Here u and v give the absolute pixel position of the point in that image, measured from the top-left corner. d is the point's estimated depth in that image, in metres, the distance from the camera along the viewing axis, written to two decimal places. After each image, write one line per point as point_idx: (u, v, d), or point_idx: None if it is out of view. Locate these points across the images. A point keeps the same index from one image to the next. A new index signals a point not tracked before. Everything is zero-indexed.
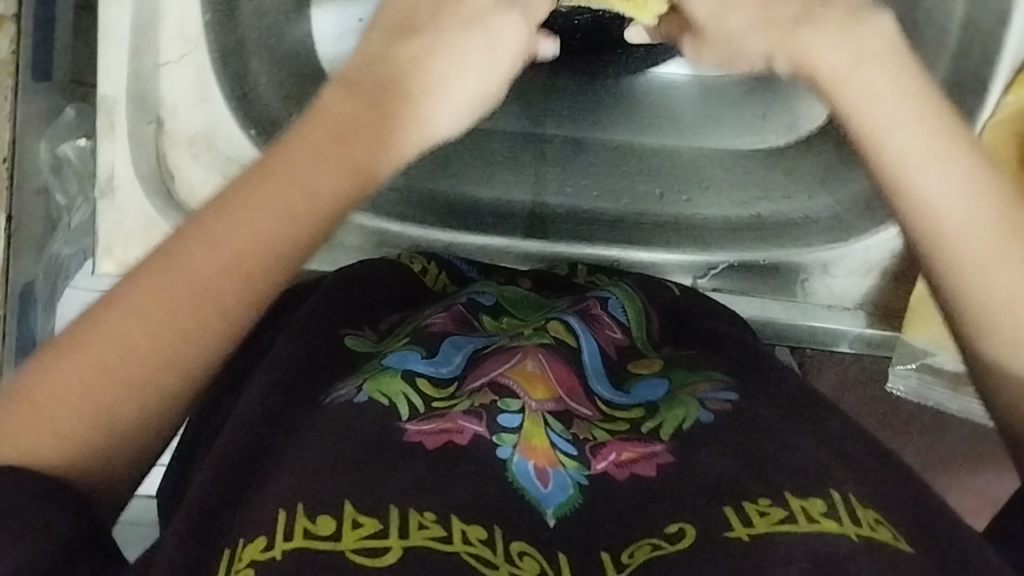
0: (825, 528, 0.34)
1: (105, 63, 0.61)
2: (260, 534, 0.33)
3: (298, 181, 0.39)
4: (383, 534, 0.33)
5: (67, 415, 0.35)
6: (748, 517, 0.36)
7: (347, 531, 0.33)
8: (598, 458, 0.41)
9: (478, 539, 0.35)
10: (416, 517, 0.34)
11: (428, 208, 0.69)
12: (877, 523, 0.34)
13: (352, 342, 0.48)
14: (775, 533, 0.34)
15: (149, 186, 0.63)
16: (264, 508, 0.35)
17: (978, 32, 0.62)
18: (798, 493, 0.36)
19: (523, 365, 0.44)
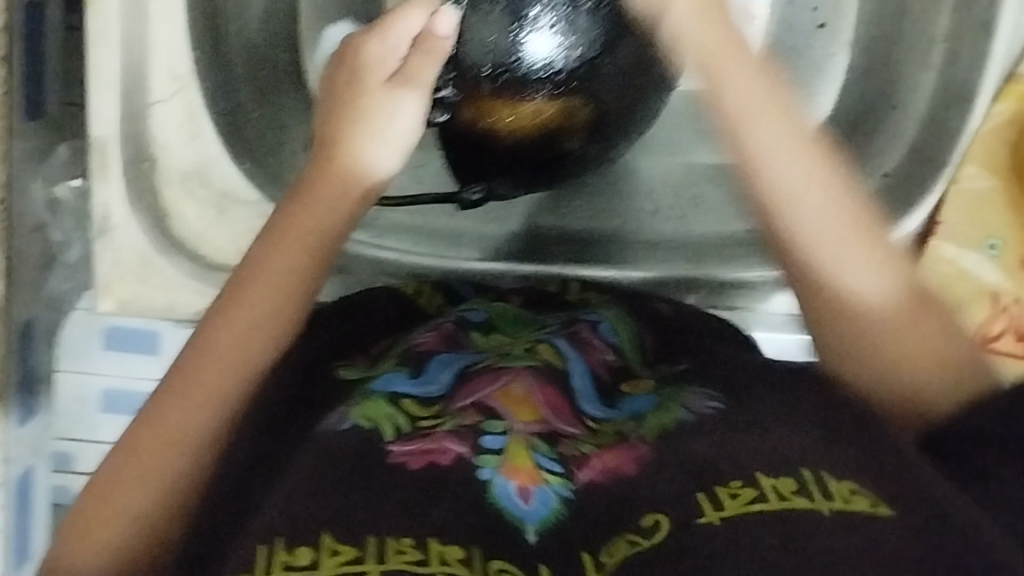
0: (795, 505, 0.35)
1: (97, 107, 0.61)
2: (243, 570, 0.34)
3: (257, 295, 0.46)
4: (361, 561, 0.35)
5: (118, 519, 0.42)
6: (721, 501, 0.37)
7: (324, 562, 0.35)
8: (584, 468, 0.41)
9: (455, 559, 0.36)
10: (393, 545, 0.36)
11: (428, 235, 0.69)
12: (852, 493, 0.34)
13: (343, 371, 0.50)
14: (745, 515, 0.36)
15: (146, 224, 0.63)
16: (245, 549, 0.35)
17: (965, 44, 0.63)
18: (769, 473, 0.37)
19: (509, 388, 0.44)
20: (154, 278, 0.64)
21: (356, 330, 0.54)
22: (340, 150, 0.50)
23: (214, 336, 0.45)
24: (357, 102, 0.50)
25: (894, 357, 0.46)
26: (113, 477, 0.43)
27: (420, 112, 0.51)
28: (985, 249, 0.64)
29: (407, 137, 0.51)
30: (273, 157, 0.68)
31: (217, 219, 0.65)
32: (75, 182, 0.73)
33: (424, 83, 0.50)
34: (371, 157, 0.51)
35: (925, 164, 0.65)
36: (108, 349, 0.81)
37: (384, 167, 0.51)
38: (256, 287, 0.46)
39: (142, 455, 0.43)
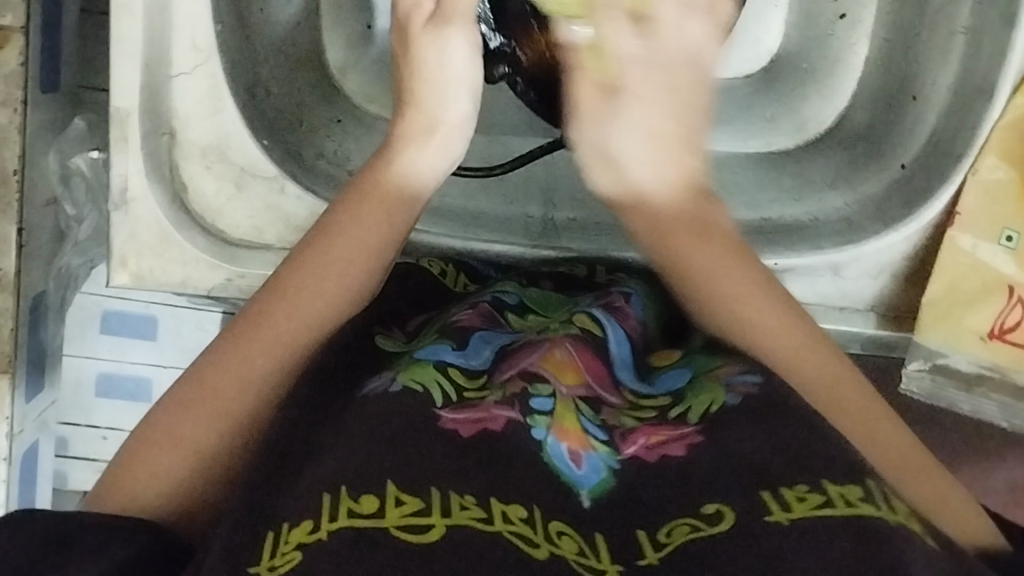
0: (864, 512, 0.34)
1: (117, 77, 0.60)
2: (307, 519, 0.34)
3: (343, 248, 0.49)
4: (425, 513, 0.34)
5: (170, 454, 0.43)
6: (787, 504, 0.36)
7: (390, 509, 0.34)
8: (628, 442, 0.42)
9: (519, 518, 0.36)
10: (458, 500, 0.35)
11: (451, 219, 0.68)
12: (910, 515, 0.35)
13: (383, 342, 0.51)
14: (813, 517, 0.35)
15: (163, 197, 0.62)
16: (305, 499, 0.35)
17: (985, 37, 0.63)
18: (835, 480, 0.37)
19: (553, 354, 0.45)
20: (169, 251, 0.62)
21: (388, 305, 0.54)
22: (412, 110, 0.53)
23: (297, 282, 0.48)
24: (408, 56, 0.54)
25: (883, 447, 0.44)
26: (149, 433, 0.44)
27: (468, 44, 0.54)
28: (1001, 241, 0.64)
29: (464, 81, 0.54)
30: (293, 135, 0.68)
31: (235, 194, 0.64)
32: (92, 153, 0.72)
33: (462, 17, 0.53)
34: (437, 107, 0.53)
35: (945, 155, 0.64)
36: (105, 334, 0.87)
37: (456, 110, 0.54)
38: (302, 283, 0.48)
39: (210, 391, 0.45)
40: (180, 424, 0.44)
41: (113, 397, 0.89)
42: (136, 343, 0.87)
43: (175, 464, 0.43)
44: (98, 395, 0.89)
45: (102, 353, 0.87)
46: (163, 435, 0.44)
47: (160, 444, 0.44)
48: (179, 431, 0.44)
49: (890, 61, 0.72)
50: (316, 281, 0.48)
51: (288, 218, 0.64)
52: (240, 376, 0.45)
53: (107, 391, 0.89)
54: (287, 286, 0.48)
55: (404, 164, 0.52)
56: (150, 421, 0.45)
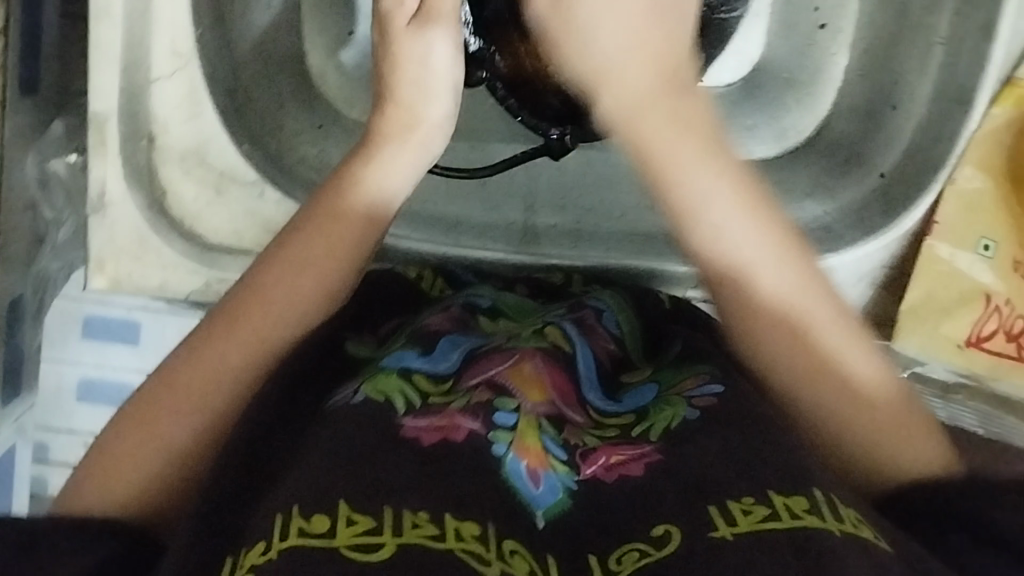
0: (809, 524, 0.35)
1: (97, 81, 0.60)
2: (259, 541, 0.34)
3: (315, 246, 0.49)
4: (377, 532, 0.34)
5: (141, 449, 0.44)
6: (734, 518, 0.36)
7: (341, 529, 0.34)
8: (587, 463, 0.42)
9: (472, 535, 0.35)
10: (410, 517, 0.35)
11: (437, 225, 0.69)
12: (857, 521, 0.35)
13: (355, 348, 0.51)
14: (761, 530, 0.35)
15: (142, 202, 0.62)
16: (263, 517, 0.35)
17: (964, 48, 0.64)
18: (782, 491, 0.37)
19: (520, 368, 0.45)
20: (148, 256, 0.63)
21: (365, 311, 0.54)
22: (393, 107, 0.53)
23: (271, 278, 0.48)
24: (390, 54, 0.53)
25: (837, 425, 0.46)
26: (122, 428, 0.45)
27: (449, 46, 0.53)
28: (979, 250, 0.64)
29: (448, 78, 0.53)
30: (273, 140, 0.68)
31: (215, 199, 0.64)
32: (70, 156, 0.72)
33: (447, 17, 0.53)
34: (421, 107, 0.53)
35: (922, 165, 0.65)
36: (87, 337, 0.84)
37: (442, 108, 0.53)
38: (277, 284, 0.48)
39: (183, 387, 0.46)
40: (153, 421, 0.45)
41: (97, 403, 0.86)
42: (116, 348, 0.84)
43: (146, 460, 0.44)
44: (79, 400, 0.86)
45: (83, 357, 0.85)
46: (137, 430, 0.45)
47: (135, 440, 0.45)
48: (152, 425, 0.45)
49: (869, 71, 0.72)
50: (290, 278, 0.48)
51: (266, 223, 0.64)
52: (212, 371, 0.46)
53: (90, 397, 0.86)
54: (263, 287, 0.48)
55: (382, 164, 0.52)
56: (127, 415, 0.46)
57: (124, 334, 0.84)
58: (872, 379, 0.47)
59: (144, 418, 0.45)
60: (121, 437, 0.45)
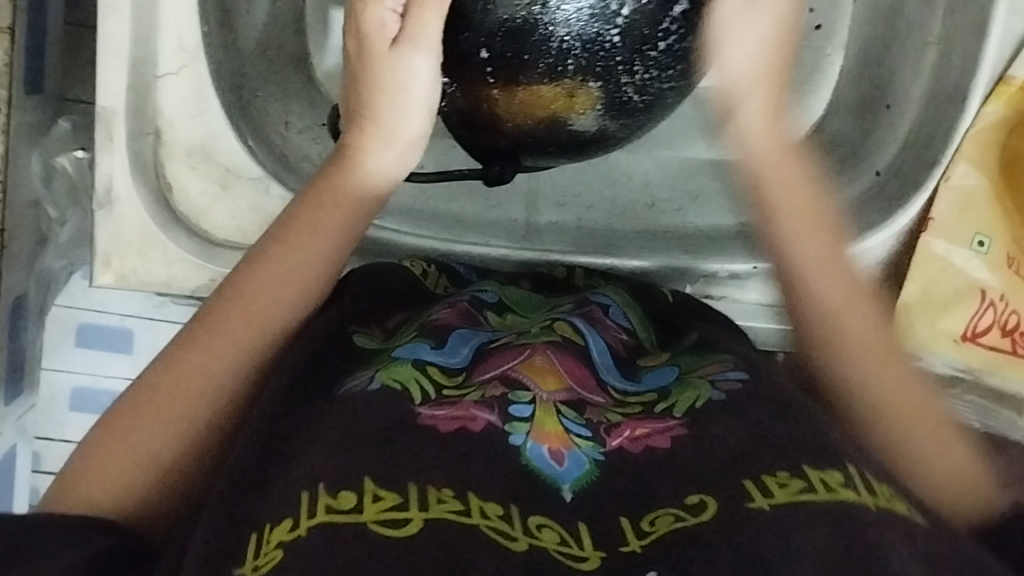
0: (845, 497, 0.35)
1: (104, 77, 0.60)
2: (286, 517, 0.35)
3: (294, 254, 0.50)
4: (404, 507, 0.35)
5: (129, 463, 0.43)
6: (769, 489, 0.37)
7: (368, 505, 0.35)
8: (612, 435, 0.42)
9: (496, 514, 0.36)
10: (435, 494, 0.36)
11: (438, 223, 0.69)
12: (890, 495, 0.36)
13: (360, 339, 0.51)
14: (798, 501, 0.35)
15: (148, 197, 0.62)
16: (284, 499, 0.36)
17: (959, 47, 0.65)
18: (815, 466, 0.37)
19: (533, 360, 0.46)
20: (154, 251, 0.62)
21: (363, 307, 0.54)
22: (371, 123, 0.53)
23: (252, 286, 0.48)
24: (371, 76, 0.52)
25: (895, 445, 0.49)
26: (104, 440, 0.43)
27: (430, 67, 0.51)
28: (974, 246, 0.65)
29: (426, 99, 0.52)
30: (278, 137, 0.68)
31: (221, 195, 0.65)
32: (76, 152, 0.73)
33: (430, 39, 0.50)
34: (400, 124, 0.53)
35: (919, 160, 0.66)
36: (82, 346, 0.86)
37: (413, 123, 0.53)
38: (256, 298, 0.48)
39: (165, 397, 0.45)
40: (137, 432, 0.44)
41: (86, 412, 0.87)
42: (112, 357, 0.87)
43: (129, 466, 0.43)
44: (71, 409, 0.87)
45: (77, 366, 0.86)
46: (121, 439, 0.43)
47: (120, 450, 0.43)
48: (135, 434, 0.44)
49: (863, 71, 0.74)
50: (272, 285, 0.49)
51: (272, 218, 0.65)
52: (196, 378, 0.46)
53: (82, 406, 0.87)
54: (245, 294, 0.48)
55: (362, 163, 0.53)
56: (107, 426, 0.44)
57: (119, 341, 0.87)
58: (877, 390, 0.51)
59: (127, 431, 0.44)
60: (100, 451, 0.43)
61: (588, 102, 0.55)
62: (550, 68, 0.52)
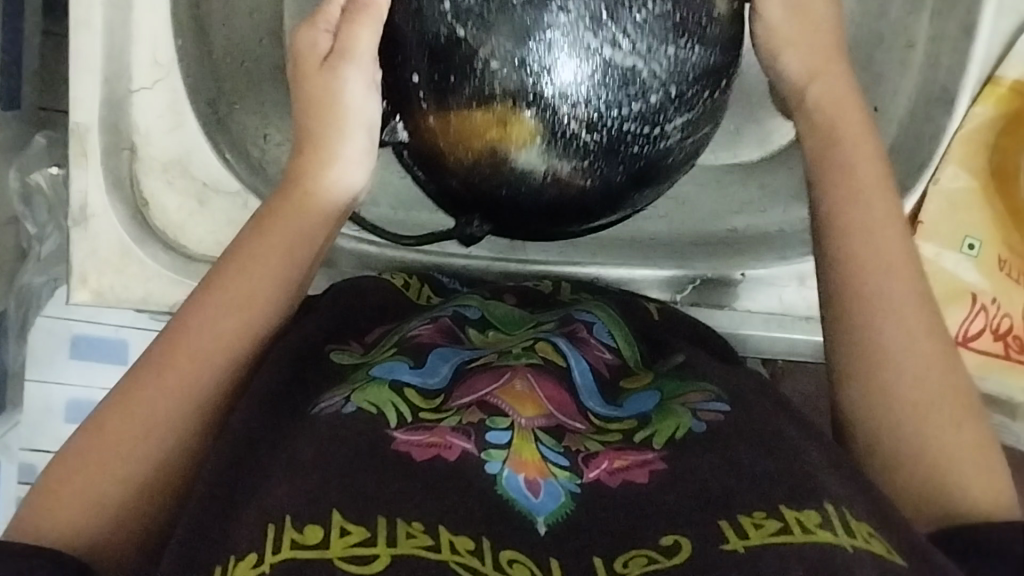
0: (820, 539, 0.34)
1: (77, 94, 0.60)
2: (251, 550, 0.34)
3: (254, 276, 0.47)
4: (371, 543, 0.34)
5: (103, 492, 0.40)
6: (744, 530, 0.36)
7: (334, 540, 0.34)
8: (590, 467, 0.41)
9: (466, 549, 0.36)
10: (405, 528, 0.35)
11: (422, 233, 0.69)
12: (869, 535, 0.35)
13: (338, 357, 0.49)
14: (769, 545, 0.35)
15: (123, 214, 0.61)
16: (253, 522, 0.35)
17: (946, 48, 0.64)
18: (793, 506, 0.37)
19: (513, 384, 0.45)
20: (131, 268, 0.62)
21: (345, 318, 0.53)
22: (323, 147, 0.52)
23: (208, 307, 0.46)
24: (330, 100, 0.51)
25: (913, 414, 0.43)
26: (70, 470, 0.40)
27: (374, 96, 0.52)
28: (964, 249, 0.64)
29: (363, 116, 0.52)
30: (258, 150, 0.67)
31: (198, 210, 0.63)
32: (51, 169, 0.71)
33: (363, 54, 0.51)
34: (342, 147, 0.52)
35: (906, 166, 0.65)
36: (76, 358, 0.84)
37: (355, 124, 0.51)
38: (240, 295, 0.46)
39: (125, 425, 0.42)
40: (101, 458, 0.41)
41: None
42: (107, 366, 0.84)
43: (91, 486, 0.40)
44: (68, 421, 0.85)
45: (71, 378, 0.84)
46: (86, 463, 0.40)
47: (92, 474, 0.40)
48: (95, 465, 0.41)
49: None
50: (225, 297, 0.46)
51: None
52: (160, 408, 0.42)
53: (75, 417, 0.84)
54: (198, 317, 0.45)
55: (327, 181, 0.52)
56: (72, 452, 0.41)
57: (116, 352, 0.84)
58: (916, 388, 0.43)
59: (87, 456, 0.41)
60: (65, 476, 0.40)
61: (528, 137, 0.48)
62: (477, 94, 0.47)
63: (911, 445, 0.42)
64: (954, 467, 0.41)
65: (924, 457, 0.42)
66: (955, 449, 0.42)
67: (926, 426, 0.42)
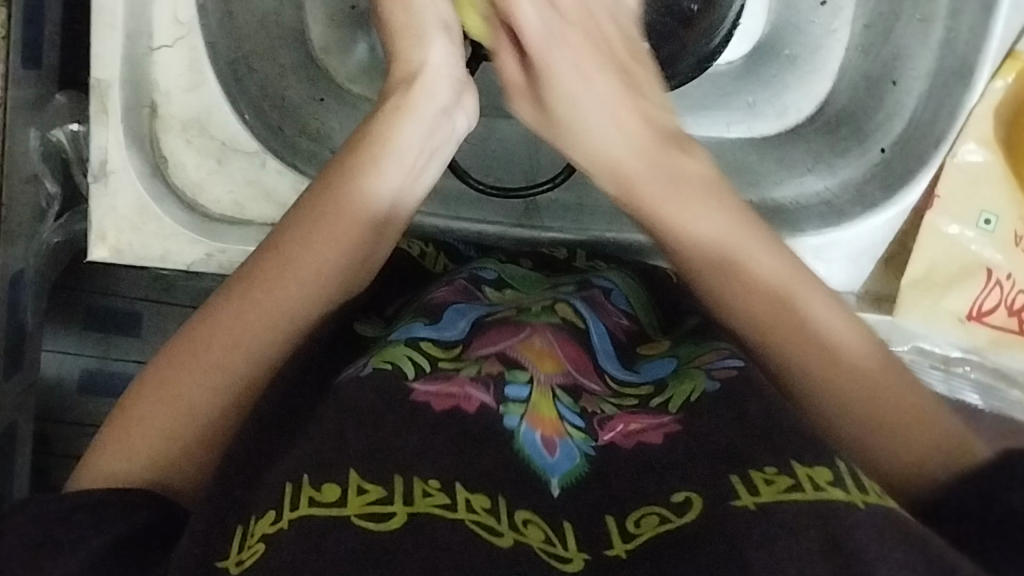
0: (830, 495, 0.34)
1: (98, 49, 0.60)
2: (269, 509, 0.34)
3: (330, 217, 0.48)
4: (388, 501, 0.34)
5: (156, 431, 0.43)
6: (756, 487, 0.36)
7: (351, 499, 0.34)
8: (606, 429, 0.43)
9: (482, 508, 0.36)
10: (421, 486, 0.36)
11: (441, 202, 0.68)
12: (880, 493, 0.34)
13: (362, 328, 0.53)
14: (782, 500, 0.34)
15: (142, 171, 0.62)
16: (275, 484, 0.36)
17: (964, 21, 0.63)
18: (805, 462, 0.36)
19: (531, 341, 0.45)
20: (149, 224, 0.61)
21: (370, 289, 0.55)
22: (413, 83, 0.53)
23: (290, 244, 0.47)
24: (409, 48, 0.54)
25: (847, 405, 0.42)
26: (134, 405, 0.44)
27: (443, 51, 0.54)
28: (979, 224, 0.65)
29: (444, 71, 0.54)
30: (274, 111, 0.67)
31: (217, 169, 0.64)
32: (71, 126, 0.71)
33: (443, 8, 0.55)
34: (430, 85, 0.53)
35: (923, 140, 0.65)
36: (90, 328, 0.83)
37: (439, 101, 0.53)
38: (316, 232, 0.47)
39: (188, 370, 0.44)
40: (164, 397, 0.44)
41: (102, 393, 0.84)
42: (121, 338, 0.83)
43: (168, 417, 0.43)
44: (82, 391, 0.84)
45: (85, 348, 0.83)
46: (149, 396, 0.44)
47: (151, 413, 0.44)
48: (160, 399, 0.44)
49: (870, 48, 0.72)
50: (302, 241, 0.47)
51: (268, 192, 0.64)
52: (225, 353, 0.45)
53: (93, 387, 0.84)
54: (281, 252, 0.47)
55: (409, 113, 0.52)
56: (139, 388, 0.45)
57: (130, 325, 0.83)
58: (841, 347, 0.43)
59: (153, 395, 0.44)
60: (133, 409, 0.44)
61: None
62: None
63: (894, 440, 0.40)
64: (914, 452, 0.40)
65: (893, 440, 0.41)
66: (910, 408, 0.41)
67: (876, 424, 0.41)
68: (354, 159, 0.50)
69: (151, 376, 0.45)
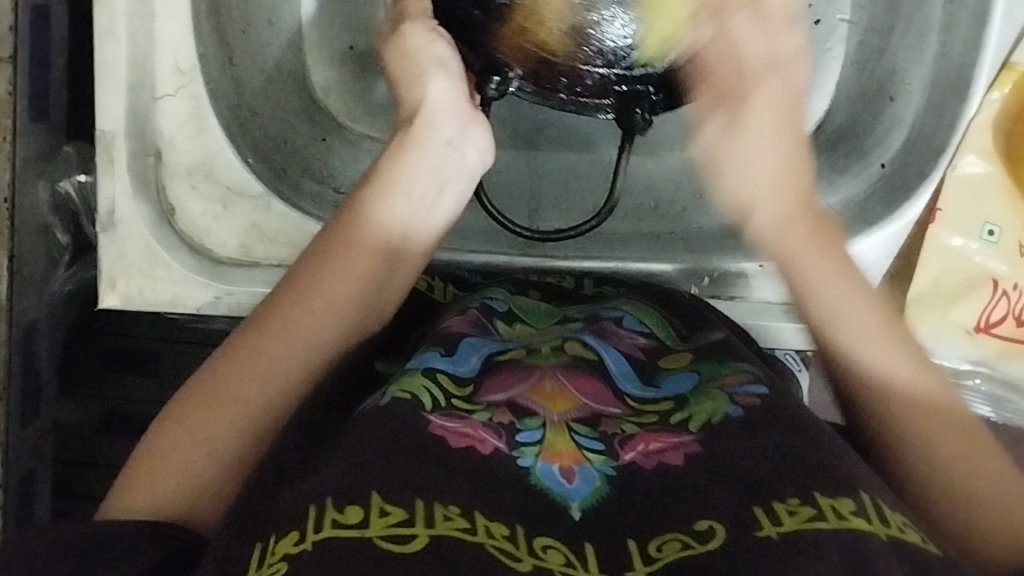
0: (856, 525, 0.34)
1: (103, 102, 0.61)
2: (292, 529, 0.34)
3: (351, 256, 0.50)
4: (410, 523, 0.34)
5: (182, 463, 0.43)
6: (778, 517, 0.36)
7: (373, 520, 0.34)
8: (626, 449, 0.43)
9: (501, 535, 0.36)
10: (441, 512, 0.36)
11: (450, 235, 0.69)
12: (904, 524, 0.35)
13: (383, 365, 0.53)
14: (806, 529, 0.35)
15: (149, 218, 0.63)
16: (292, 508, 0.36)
17: (958, 34, 0.64)
18: (827, 492, 0.37)
19: (542, 384, 0.46)
20: (158, 271, 0.63)
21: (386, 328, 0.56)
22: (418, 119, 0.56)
23: (314, 282, 0.49)
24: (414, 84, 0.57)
25: (949, 465, 0.44)
26: (158, 440, 0.44)
27: (445, 87, 0.57)
28: (983, 235, 0.65)
29: (450, 105, 0.57)
30: (277, 153, 0.68)
31: (222, 214, 0.64)
32: (78, 177, 0.72)
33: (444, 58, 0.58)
34: (432, 118, 0.56)
35: (924, 149, 0.65)
36: None
37: (442, 134, 0.56)
38: (337, 269, 0.49)
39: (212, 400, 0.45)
40: (189, 429, 0.44)
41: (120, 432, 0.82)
42: None
43: (194, 452, 0.43)
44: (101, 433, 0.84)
45: None
46: (172, 430, 0.44)
47: (177, 446, 0.44)
48: (184, 431, 0.44)
49: (865, 65, 0.73)
50: (326, 278, 0.49)
51: (274, 232, 0.65)
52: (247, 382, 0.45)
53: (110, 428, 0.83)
54: (306, 288, 0.48)
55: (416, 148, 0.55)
56: (163, 424, 0.45)
57: None
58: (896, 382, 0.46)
59: (177, 427, 0.44)
60: (159, 443, 0.44)
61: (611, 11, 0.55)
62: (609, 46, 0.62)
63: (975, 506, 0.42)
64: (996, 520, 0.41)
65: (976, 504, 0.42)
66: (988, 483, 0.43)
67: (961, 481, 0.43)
68: (368, 199, 0.52)
69: (175, 411, 0.45)
